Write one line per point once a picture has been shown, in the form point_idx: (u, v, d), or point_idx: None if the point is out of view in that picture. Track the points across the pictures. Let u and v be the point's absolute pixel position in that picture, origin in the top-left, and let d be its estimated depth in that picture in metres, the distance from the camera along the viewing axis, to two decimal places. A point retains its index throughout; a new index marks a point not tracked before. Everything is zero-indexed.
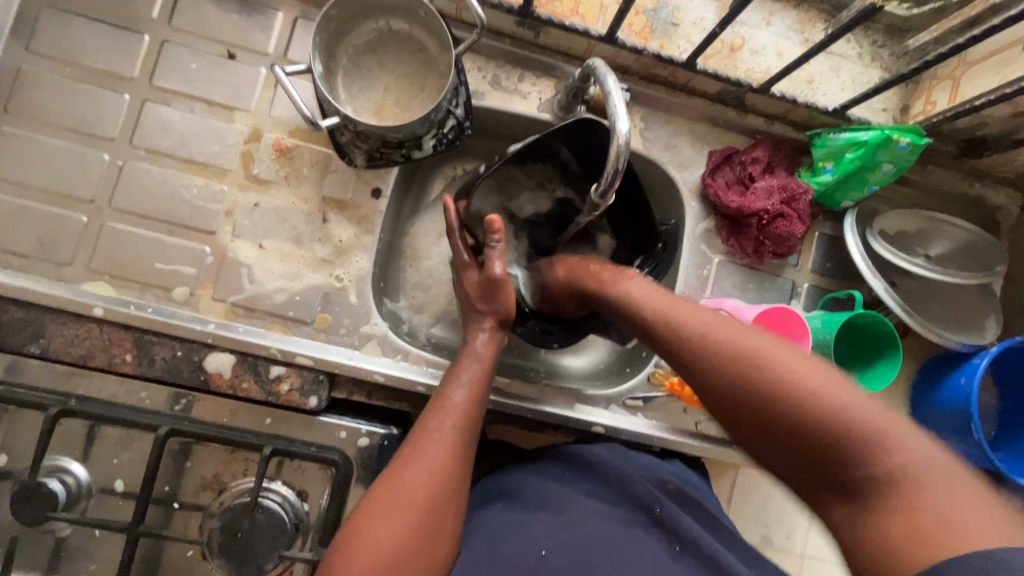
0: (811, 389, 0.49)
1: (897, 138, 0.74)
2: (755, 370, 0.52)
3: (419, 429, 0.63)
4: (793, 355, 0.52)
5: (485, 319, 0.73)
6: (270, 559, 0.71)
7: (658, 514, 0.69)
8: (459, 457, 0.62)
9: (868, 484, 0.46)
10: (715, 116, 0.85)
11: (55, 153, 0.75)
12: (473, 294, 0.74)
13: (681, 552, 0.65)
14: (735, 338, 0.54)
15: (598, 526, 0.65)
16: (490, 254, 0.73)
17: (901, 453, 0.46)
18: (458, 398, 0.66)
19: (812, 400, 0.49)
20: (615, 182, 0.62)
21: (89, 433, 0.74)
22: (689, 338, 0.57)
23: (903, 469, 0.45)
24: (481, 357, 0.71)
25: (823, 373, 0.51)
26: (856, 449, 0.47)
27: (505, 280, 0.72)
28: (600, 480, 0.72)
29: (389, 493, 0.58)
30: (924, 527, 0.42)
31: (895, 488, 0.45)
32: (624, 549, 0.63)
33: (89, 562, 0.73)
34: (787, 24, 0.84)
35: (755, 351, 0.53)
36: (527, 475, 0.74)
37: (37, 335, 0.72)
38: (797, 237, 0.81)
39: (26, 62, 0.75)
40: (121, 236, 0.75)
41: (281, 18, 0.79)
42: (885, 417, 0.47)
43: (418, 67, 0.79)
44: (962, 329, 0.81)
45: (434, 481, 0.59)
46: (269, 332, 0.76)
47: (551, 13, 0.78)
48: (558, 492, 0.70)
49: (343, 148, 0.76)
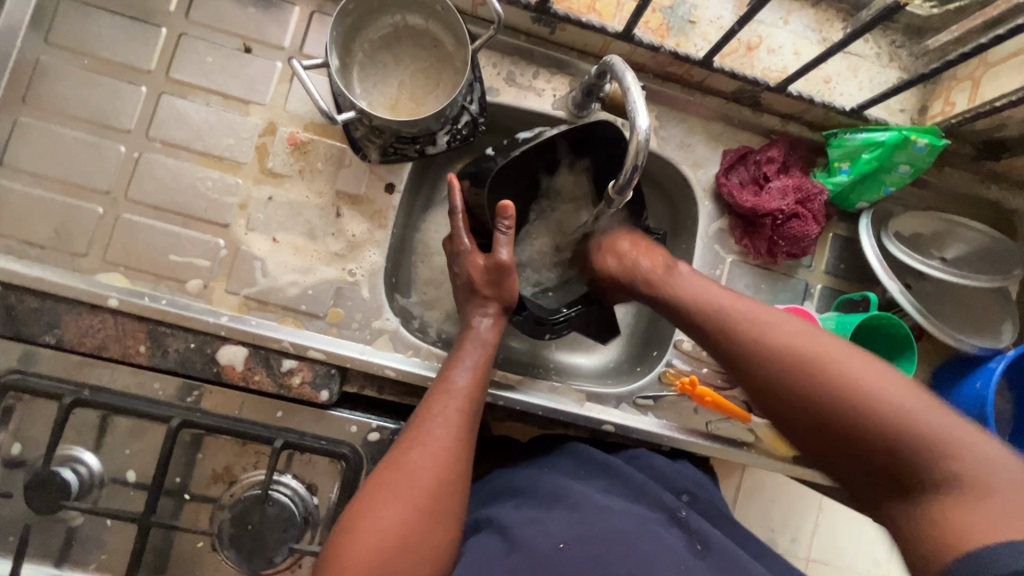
0: (880, 396, 0.54)
1: (915, 139, 0.73)
2: (826, 376, 0.56)
3: (424, 410, 0.64)
4: (861, 360, 0.57)
5: (488, 303, 0.73)
6: (281, 552, 0.72)
7: (680, 516, 0.69)
8: (464, 441, 0.63)
9: (934, 481, 0.50)
10: (730, 116, 0.84)
11: (72, 144, 0.75)
12: (479, 278, 0.73)
13: (702, 551, 0.65)
14: (801, 349, 0.58)
15: (618, 522, 0.64)
16: (498, 239, 0.72)
17: (964, 456, 0.50)
18: (463, 381, 0.66)
19: (872, 402, 0.54)
20: (633, 178, 0.62)
21: (102, 423, 0.74)
22: (754, 344, 0.61)
23: (963, 472, 0.49)
24: (484, 342, 0.71)
25: (886, 375, 0.55)
26: (924, 452, 0.51)
27: (512, 266, 0.72)
28: (617, 480, 0.73)
29: (397, 472, 0.58)
30: (975, 520, 0.47)
31: (958, 489, 0.49)
32: (642, 543, 0.62)
33: (100, 551, 0.74)
34: (805, 23, 0.83)
35: (825, 358, 0.57)
36: (540, 470, 0.74)
37: (51, 325, 0.72)
38: (812, 238, 0.81)
39: (44, 54, 0.75)
40: (136, 228, 0.75)
41: (298, 12, 0.79)
42: (949, 423, 0.52)
43: (433, 62, 0.79)
44: (978, 333, 0.80)
45: (440, 463, 0.60)
46: (281, 326, 0.76)
47: (567, 10, 0.78)
48: (572, 488, 0.69)
49: (357, 142, 0.77)
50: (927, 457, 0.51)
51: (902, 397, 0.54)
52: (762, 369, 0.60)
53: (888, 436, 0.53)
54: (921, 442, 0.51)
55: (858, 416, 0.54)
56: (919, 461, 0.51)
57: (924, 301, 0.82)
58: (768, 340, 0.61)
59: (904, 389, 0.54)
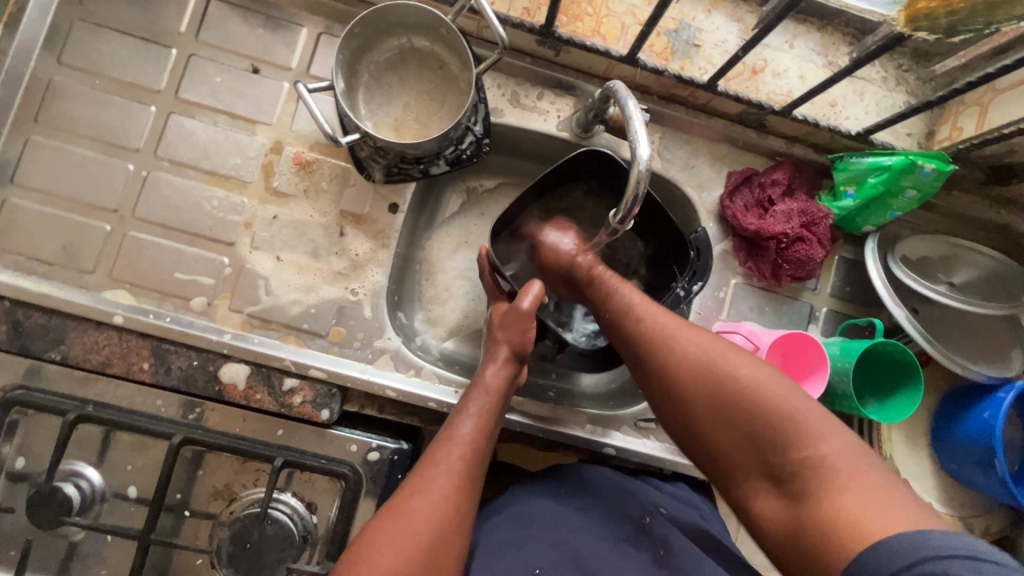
0: (763, 397, 0.56)
1: (922, 163, 0.72)
2: (696, 369, 0.60)
3: (426, 458, 0.64)
4: (746, 357, 0.59)
5: (499, 349, 0.73)
6: (278, 571, 0.72)
7: (646, 523, 0.69)
8: (464, 492, 0.62)
9: (793, 473, 0.53)
10: (735, 138, 0.84)
11: (82, 162, 0.76)
12: (496, 320, 0.75)
13: (666, 560, 0.66)
14: (703, 351, 0.61)
15: (585, 543, 0.66)
16: (522, 291, 0.74)
17: (833, 441, 0.53)
18: (467, 428, 0.66)
19: (751, 397, 0.56)
20: (634, 208, 0.62)
21: (104, 438, 0.75)
22: (657, 342, 0.63)
23: (837, 466, 0.51)
24: (489, 389, 0.70)
25: (768, 378, 0.57)
26: (784, 439, 0.54)
27: (531, 316, 0.73)
28: (592, 495, 0.72)
29: (392, 520, 0.58)
30: (856, 515, 0.48)
31: (842, 484, 0.50)
32: (609, 563, 0.65)
33: (100, 567, 0.74)
34: (810, 47, 0.83)
35: (714, 355, 0.60)
36: (521, 490, 0.74)
37: (57, 341, 0.73)
38: (817, 262, 0.80)
39: (57, 74, 0.77)
40: (142, 245, 0.76)
41: (305, 33, 0.80)
42: (819, 417, 0.54)
43: (439, 84, 0.80)
44: (986, 359, 0.79)
45: (437, 512, 0.59)
46: (283, 344, 0.77)
47: (571, 33, 0.79)
48: (546, 509, 0.70)
49: (361, 162, 0.78)
50: (780, 444, 0.54)
51: (783, 397, 0.56)
52: (664, 365, 0.62)
53: (752, 425, 0.56)
54: (776, 431, 0.55)
55: (730, 408, 0.57)
56: (777, 452, 0.54)
57: (931, 326, 0.80)
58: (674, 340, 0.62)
59: (782, 381, 0.57)
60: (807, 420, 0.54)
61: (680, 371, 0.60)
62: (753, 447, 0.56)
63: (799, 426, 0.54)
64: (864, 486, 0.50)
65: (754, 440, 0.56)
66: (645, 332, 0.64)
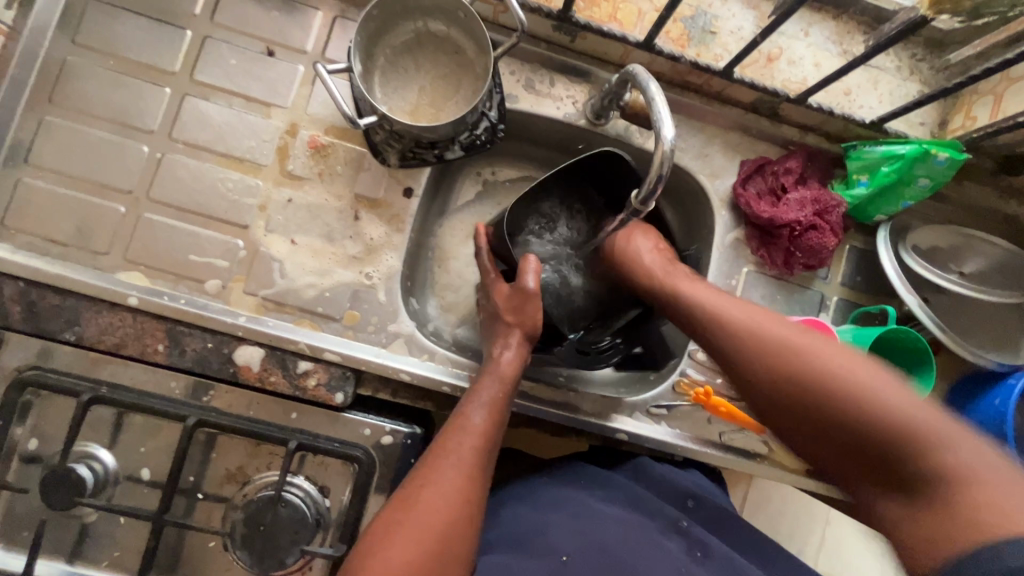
0: (857, 385, 0.56)
1: (935, 152, 0.73)
2: (780, 360, 0.60)
3: (437, 448, 0.64)
4: (831, 348, 0.59)
5: (512, 333, 0.74)
6: (292, 553, 0.72)
7: (682, 526, 0.72)
8: (475, 482, 0.63)
9: (913, 470, 0.52)
10: (748, 126, 0.84)
11: (95, 143, 0.76)
12: (503, 304, 0.75)
13: (702, 558, 0.68)
14: (792, 345, 0.60)
15: (616, 532, 0.67)
16: (522, 269, 0.74)
17: (945, 443, 0.51)
18: (479, 419, 0.66)
19: (839, 389, 0.57)
20: (656, 188, 0.62)
21: (117, 420, 0.75)
22: (738, 331, 0.64)
23: (955, 464, 0.50)
24: (503, 376, 0.70)
25: (863, 368, 0.57)
26: (884, 434, 0.54)
27: (537, 294, 0.73)
28: (617, 490, 0.74)
29: (407, 512, 0.59)
30: (991, 506, 0.47)
31: (956, 478, 0.50)
32: (641, 556, 0.65)
33: (113, 548, 0.74)
34: (825, 36, 0.83)
35: (801, 347, 0.60)
36: (537, 482, 0.76)
37: (72, 322, 0.72)
38: (829, 250, 0.80)
39: (70, 54, 0.76)
40: (157, 227, 0.76)
41: (321, 16, 0.80)
42: (920, 408, 0.54)
43: (455, 68, 0.80)
44: (997, 347, 0.80)
45: (449, 508, 0.60)
46: (298, 328, 0.77)
47: (589, 18, 0.79)
48: (573, 500, 0.71)
49: (376, 147, 0.77)
50: (892, 441, 0.53)
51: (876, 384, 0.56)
52: (747, 356, 0.62)
53: (841, 410, 0.56)
54: (879, 425, 0.54)
55: (813, 392, 0.58)
56: (888, 442, 0.54)
57: (942, 316, 0.81)
58: (755, 330, 0.63)
59: (861, 366, 0.57)
60: (911, 417, 0.53)
61: (764, 358, 0.61)
62: (858, 440, 0.55)
63: (902, 425, 0.53)
64: (996, 482, 0.49)
65: (849, 430, 0.56)
66: (731, 330, 0.65)
